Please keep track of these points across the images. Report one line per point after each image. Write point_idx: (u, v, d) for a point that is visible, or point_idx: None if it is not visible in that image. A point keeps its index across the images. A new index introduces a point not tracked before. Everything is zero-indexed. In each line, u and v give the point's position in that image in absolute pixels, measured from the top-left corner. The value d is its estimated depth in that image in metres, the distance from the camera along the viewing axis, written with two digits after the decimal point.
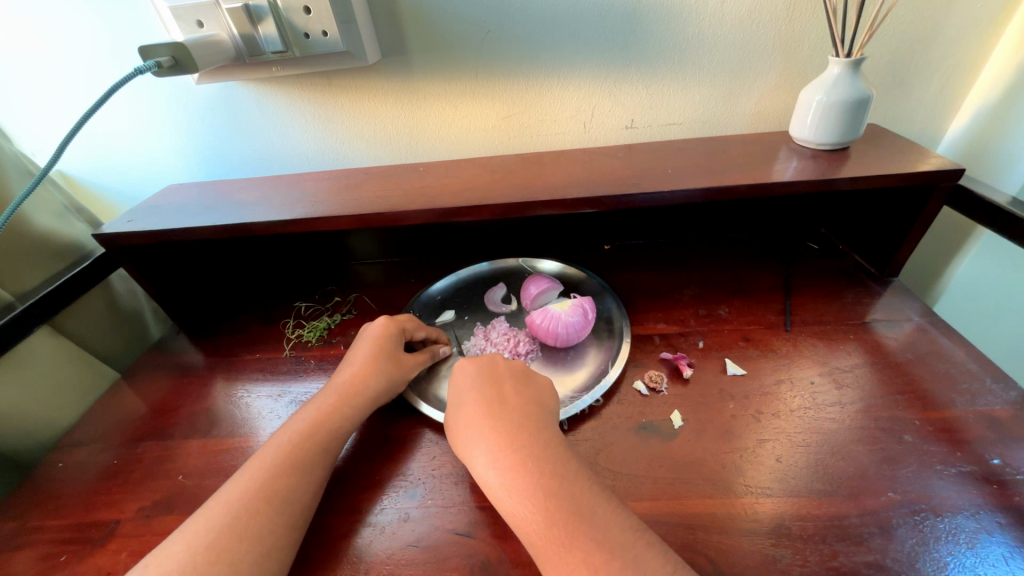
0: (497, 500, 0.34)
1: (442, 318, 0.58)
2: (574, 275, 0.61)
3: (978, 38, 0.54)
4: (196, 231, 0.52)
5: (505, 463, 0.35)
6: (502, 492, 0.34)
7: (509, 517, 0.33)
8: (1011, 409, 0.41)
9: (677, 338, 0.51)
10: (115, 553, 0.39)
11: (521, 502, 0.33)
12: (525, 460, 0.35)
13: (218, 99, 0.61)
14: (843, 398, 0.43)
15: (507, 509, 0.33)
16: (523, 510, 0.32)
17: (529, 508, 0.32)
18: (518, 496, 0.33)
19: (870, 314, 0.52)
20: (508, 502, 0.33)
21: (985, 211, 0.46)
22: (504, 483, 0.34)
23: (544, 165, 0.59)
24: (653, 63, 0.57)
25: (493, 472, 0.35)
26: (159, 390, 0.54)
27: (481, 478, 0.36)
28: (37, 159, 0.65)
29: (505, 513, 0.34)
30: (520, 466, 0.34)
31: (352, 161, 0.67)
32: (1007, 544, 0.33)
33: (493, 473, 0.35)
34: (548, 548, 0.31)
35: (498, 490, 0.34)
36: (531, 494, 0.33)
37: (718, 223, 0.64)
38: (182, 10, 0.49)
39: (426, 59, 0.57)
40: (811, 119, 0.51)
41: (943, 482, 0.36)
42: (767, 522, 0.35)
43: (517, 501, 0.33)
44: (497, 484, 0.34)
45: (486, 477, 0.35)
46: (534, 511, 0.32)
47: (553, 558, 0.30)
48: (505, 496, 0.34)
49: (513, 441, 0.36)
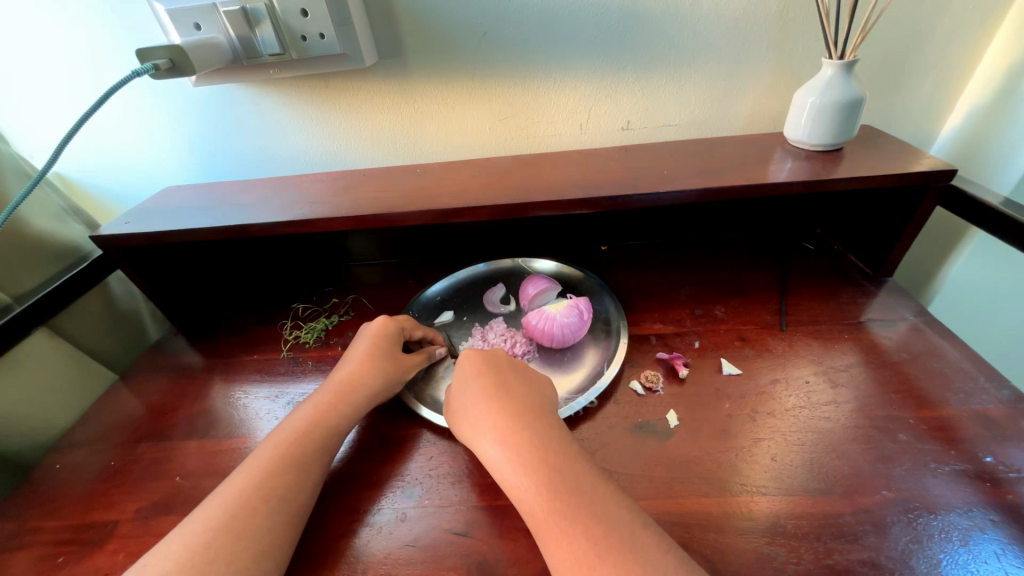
0: (501, 476, 0.35)
1: (439, 320, 0.58)
2: (572, 274, 0.61)
3: (969, 40, 0.55)
4: (193, 232, 0.52)
5: (510, 441, 0.35)
6: (506, 468, 0.34)
7: (512, 492, 0.33)
8: (1004, 407, 0.41)
9: (673, 338, 0.51)
10: (113, 553, 0.39)
11: (525, 477, 0.33)
12: (530, 439, 0.35)
13: (216, 102, 0.61)
14: (838, 397, 0.44)
15: (511, 484, 0.34)
16: (526, 484, 0.33)
17: (533, 482, 0.33)
18: (522, 471, 0.33)
19: (864, 314, 0.52)
20: (512, 477, 0.34)
21: (978, 210, 0.46)
22: (509, 461, 0.34)
23: (541, 167, 0.59)
24: (649, 64, 0.58)
25: (499, 449, 0.35)
26: (156, 391, 0.55)
27: (485, 455, 0.36)
28: (35, 161, 0.65)
29: (508, 488, 0.34)
30: (525, 443, 0.35)
31: (349, 163, 0.67)
32: (1000, 541, 0.33)
33: (498, 451, 0.35)
34: (550, 522, 0.31)
35: (503, 467, 0.35)
36: (535, 469, 0.33)
37: (714, 224, 0.65)
38: (180, 13, 0.49)
39: (423, 61, 0.58)
40: (805, 120, 0.52)
41: (936, 481, 0.37)
42: (762, 520, 0.35)
43: (522, 476, 0.33)
44: (501, 460, 0.35)
45: (491, 454, 0.36)
46: (538, 485, 0.32)
47: (553, 536, 0.30)
48: (509, 472, 0.34)
49: (518, 421, 0.37)
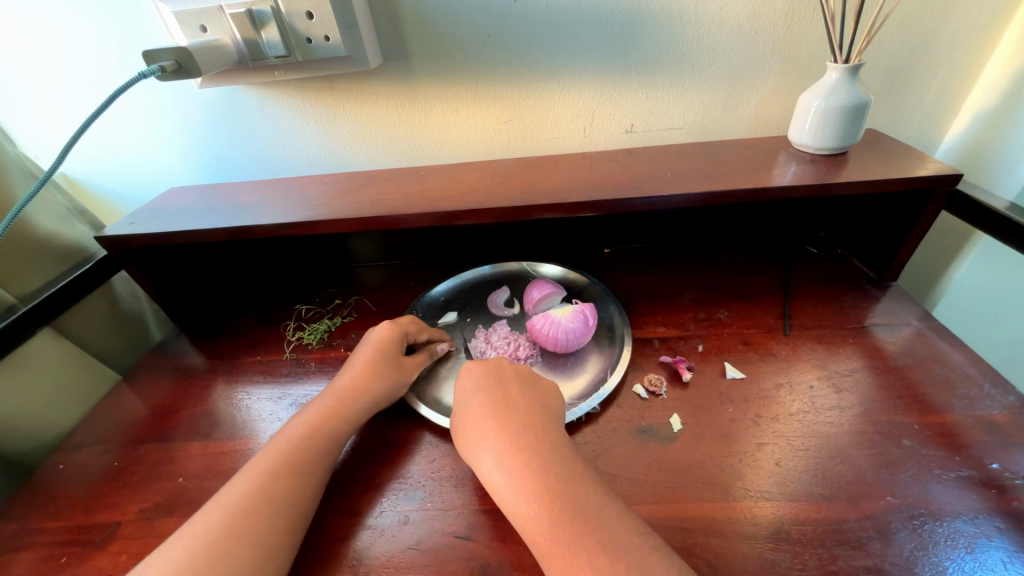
0: (502, 501, 0.34)
1: (444, 321, 0.58)
2: (577, 279, 0.61)
3: (974, 45, 0.54)
4: (197, 233, 0.52)
5: (510, 464, 0.35)
6: (508, 493, 0.34)
7: (514, 517, 0.33)
8: (1009, 413, 0.41)
9: (676, 342, 0.51)
10: (115, 555, 0.39)
11: (526, 503, 0.33)
12: (531, 462, 0.35)
13: (221, 103, 0.61)
14: (842, 402, 0.43)
15: (512, 510, 0.34)
16: (528, 511, 0.33)
17: (535, 509, 0.32)
18: (524, 496, 0.33)
19: (869, 318, 0.52)
20: (514, 503, 0.34)
21: (982, 215, 0.46)
22: (510, 485, 0.34)
23: (545, 169, 0.59)
24: (652, 68, 0.58)
25: (499, 473, 0.35)
26: (160, 391, 0.55)
27: (486, 478, 0.36)
28: (40, 161, 0.65)
29: (510, 513, 0.34)
30: (526, 466, 0.35)
31: (353, 164, 0.68)
32: (1006, 548, 0.33)
33: (499, 475, 0.35)
34: (552, 550, 0.31)
35: (504, 491, 0.34)
36: (537, 495, 0.33)
37: (717, 227, 0.65)
38: (186, 15, 0.49)
39: (427, 63, 0.58)
40: (810, 124, 0.52)
41: (941, 487, 0.36)
42: (766, 526, 0.35)
43: (523, 501, 0.33)
44: (502, 485, 0.35)
45: (492, 477, 0.35)
46: (540, 512, 0.32)
47: (559, 560, 0.30)
48: (511, 496, 0.34)
49: (519, 441, 0.36)
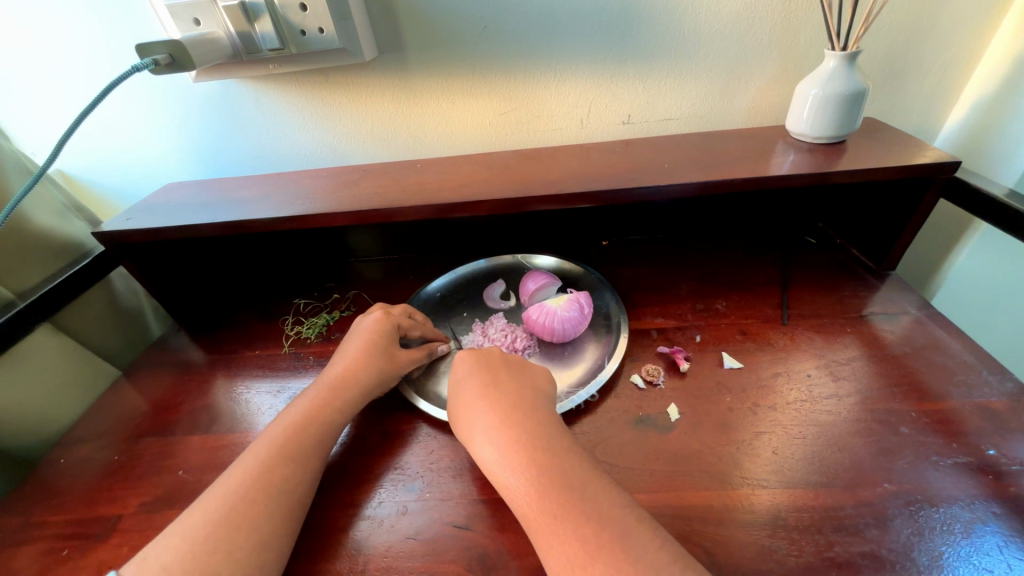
0: (493, 475, 0.35)
1: (449, 342, 0.54)
2: (573, 270, 0.61)
3: (975, 29, 0.54)
4: (194, 229, 0.52)
5: (500, 438, 0.36)
6: (497, 467, 0.35)
7: (504, 490, 0.34)
8: (1007, 400, 0.41)
9: (674, 333, 0.51)
10: (118, 547, 0.39)
11: (516, 476, 0.33)
12: (519, 437, 0.35)
13: (217, 98, 0.61)
14: (840, 390, 0.43)
15: (503, 483, 0.34)
16: (516, 482, 0.33)
17: (523, 481, 0.33)
18: (513, 470, 0.34)
19: (866, 308, 0.52)
20: (504, 475, 0.34)
21: (981, 202, 0.46)
22: (500, 460, 0.35)
23: (542, 161, 0.59)
24: (649, 58, 0.57)
25: (489, 448, 0.36)
26: (160, 386, 0.55)
27: (479, 456, 0.36)
28: (36, 158, 0.65)
29: (501, 487, 0.34)
30: (514, 441, 0.35)
31: (349, 158, 0.67)
32: (1002, 533, 0.33)
33: (490, 450, 0.36)
34: (541, 521, 0.31)
35: (495, 466, 0.35)
36: (526, 469, 0.33)
37: (716, 218, 0.64)
38: (179, 8, 0.49)
39: (423, 56, 0.58)
40: (807, 113, 0.51)
41: (939, 473, 0.36)
42: (763, 513, 0.35)
43: (511, 473, 0.34)
44: (494, 460, 0.35)
45: (484, 454, 0.36)
46: (529, 483, 0.32)
47: (544, 534, 0.30)
48: (500, 470, 0.34)
49: (508, 417, 0.37)
